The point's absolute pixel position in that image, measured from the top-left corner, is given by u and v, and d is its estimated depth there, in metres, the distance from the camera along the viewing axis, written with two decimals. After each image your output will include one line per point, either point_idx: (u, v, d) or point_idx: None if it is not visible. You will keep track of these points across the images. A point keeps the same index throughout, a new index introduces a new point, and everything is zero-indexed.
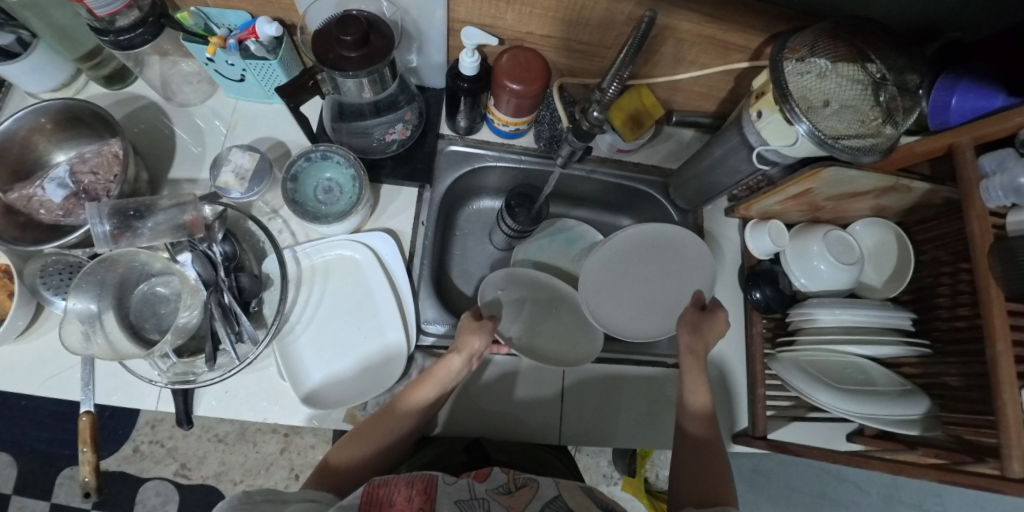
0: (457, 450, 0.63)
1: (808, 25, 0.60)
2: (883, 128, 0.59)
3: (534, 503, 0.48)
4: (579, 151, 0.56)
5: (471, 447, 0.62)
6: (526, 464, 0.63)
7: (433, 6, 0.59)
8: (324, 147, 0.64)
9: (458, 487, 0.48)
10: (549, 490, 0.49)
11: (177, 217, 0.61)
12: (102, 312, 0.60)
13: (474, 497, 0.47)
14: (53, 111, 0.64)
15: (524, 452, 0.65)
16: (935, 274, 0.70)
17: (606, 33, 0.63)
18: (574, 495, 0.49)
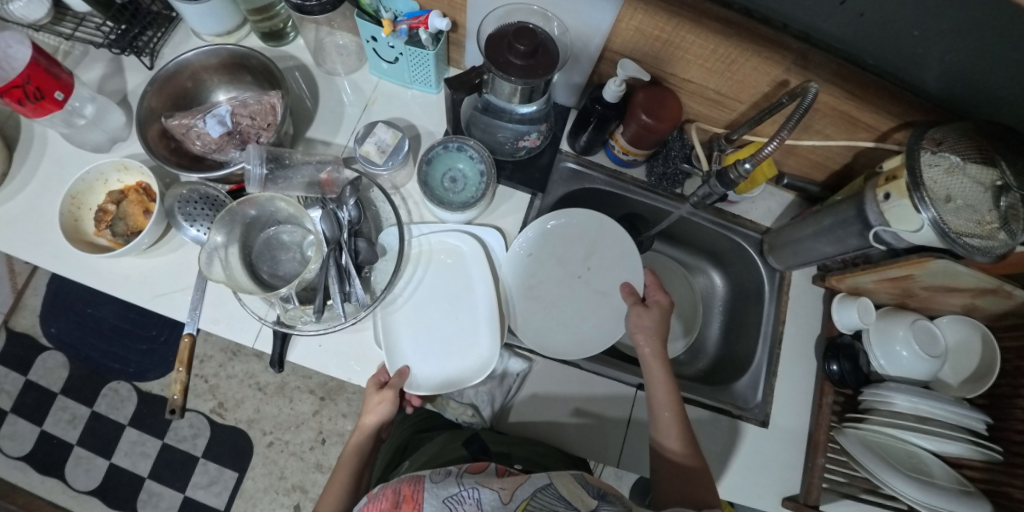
0: (459, 445, 0.64)
1: (944, 122, 0.63)
2: (998, 234, 0.60)
3: (523, 487, 0.48)
4: (713, 195, 0.59)
5: (470, 442, 0.63)
6: (526, 457, 0.62)
7: (595, 32, 0.65)
8: (464, 140, 0.68)
9: (448, 483, 0.50)
10: (540, 479, 0.49)
11: (314, 174, 0.68)
12: (228, 245, 0.65)
13: (462, 486, 0.49)
14: (225, 54, 0.70)
15: (529, 446, 0.64)
16: (1015, 384, 0.70)
17: (747, 88, 0.67)
18: (566, 485, 0.49)
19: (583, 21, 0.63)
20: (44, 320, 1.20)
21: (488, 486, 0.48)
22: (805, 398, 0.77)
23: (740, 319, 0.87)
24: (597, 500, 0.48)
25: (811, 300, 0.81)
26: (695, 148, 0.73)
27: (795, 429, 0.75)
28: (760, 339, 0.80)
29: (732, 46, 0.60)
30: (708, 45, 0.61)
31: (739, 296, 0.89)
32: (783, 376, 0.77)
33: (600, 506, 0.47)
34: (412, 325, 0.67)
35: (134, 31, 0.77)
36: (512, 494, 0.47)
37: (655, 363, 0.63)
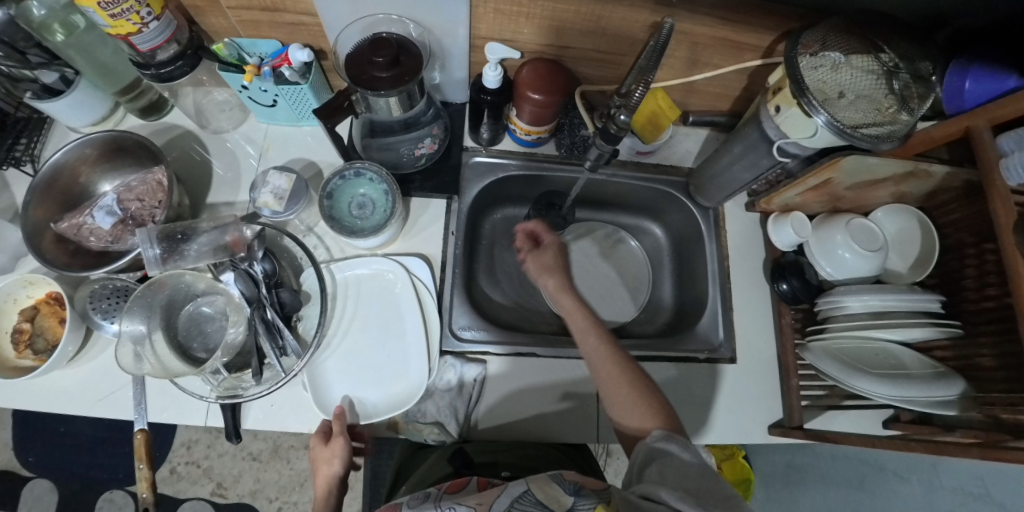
0: (445, 461, 0.65)
1: (820, 22, 0.62)
2: (898, 116, 0.60)
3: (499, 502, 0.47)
4: (606, 153, 0.59)
5: (454, 457, 0.63)
6: (513, 463, 0.64)
7: (456, 24, 0.63)
8: (358, 164, 0.67)
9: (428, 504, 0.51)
10: (517, 486, 0.48)
11: (219, 238, 0.65)
12: (152, 332, 0.62)
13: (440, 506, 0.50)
14: (99, 142, 0.67)
15: (513, 451, 0.65)
16: (959, 257, 0.70)
17: (624, 40, 0.66)
18: (542, 487, 0.47)
19: (441, 17, 0.61)
20: (19, 451, 1.16)
21: (464, 504, 0.48)
22: (766, 323, 0.78)
23: (688, 264, 0.87)
24: (574, 498, 0.45)
25: (749, 227, 0.82)
26: (584, 114, 0.71)
27: (765, 351, 0.76)
28: (709, 279, 0.80)
29: (592, 2, 0.59)
30: (569, 7, 0.60)
31: (683, 241, 0.88)
32: (739, 307, 0.78)
33: (577, 504, 0.44)
34: (340, 355, 0.67)
35: (9, 142, 0.74)
36: (489, 507, 0.47)
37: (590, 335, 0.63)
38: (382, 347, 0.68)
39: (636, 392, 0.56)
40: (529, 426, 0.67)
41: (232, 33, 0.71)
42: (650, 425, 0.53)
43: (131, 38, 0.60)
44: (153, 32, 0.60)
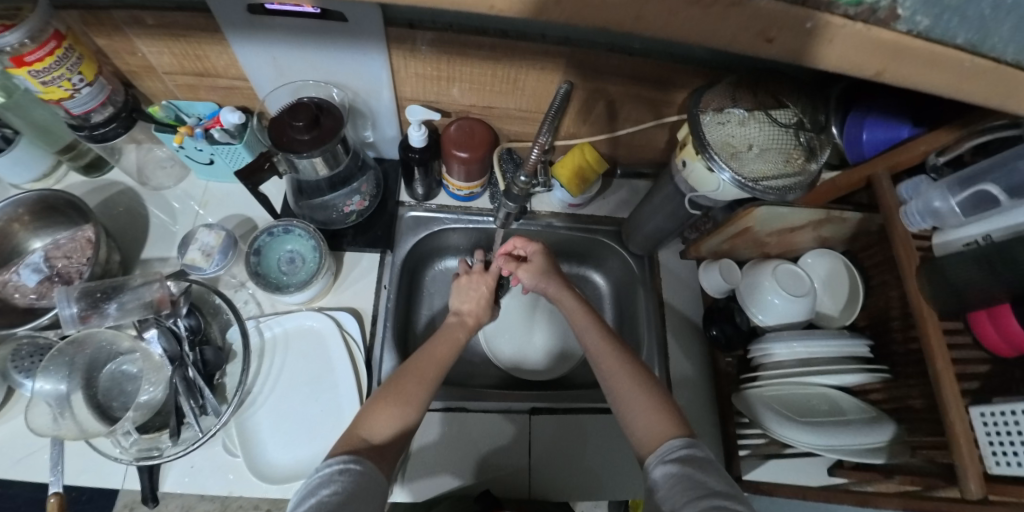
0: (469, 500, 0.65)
1: (720, 79, 0.65)
2: (808, 166, 0.62)
3: None
4: (513, 212, 0.68)
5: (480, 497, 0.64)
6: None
7: (380, 87, 0.67)
8: (287, 221, 0.69)
9: None
10: None
11: (145, 296, 0.64)
12: (71, 392, 0.61)
13: None
14: (30, 202, 0.68)
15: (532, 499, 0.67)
16: (884, 299, 0.71)
17: (544, 99, 0.69)
18: None
19: (364, 80, 0.66)
20: None
21: None
22: (703, 367, 0.81)
23: (628, 309, 0.88)
24: None
25: (683, 272, 0.86)
26: (498, 166, 0.72)
27: (698, 401, 0.79)
28: (645, 324, 0.83)
29: (505, 65, 0.62)
30: (485, 71, 0.64)
31: (623, 288, 0.90)
32: (673, 351, 0.81)
33: None
34: (269, 413, 0.66)
35: None
36: None
37: (596, 339, 0.64)
38: (312, 405, 0.67)
39: (651, 401, 0.55)
40: (502, 476, 0.69)
41: (170, 95, 0.74)
42: (667, 432, 0.52)
43: (63, 103, 0.62)
44: (84, 97, 0.62)
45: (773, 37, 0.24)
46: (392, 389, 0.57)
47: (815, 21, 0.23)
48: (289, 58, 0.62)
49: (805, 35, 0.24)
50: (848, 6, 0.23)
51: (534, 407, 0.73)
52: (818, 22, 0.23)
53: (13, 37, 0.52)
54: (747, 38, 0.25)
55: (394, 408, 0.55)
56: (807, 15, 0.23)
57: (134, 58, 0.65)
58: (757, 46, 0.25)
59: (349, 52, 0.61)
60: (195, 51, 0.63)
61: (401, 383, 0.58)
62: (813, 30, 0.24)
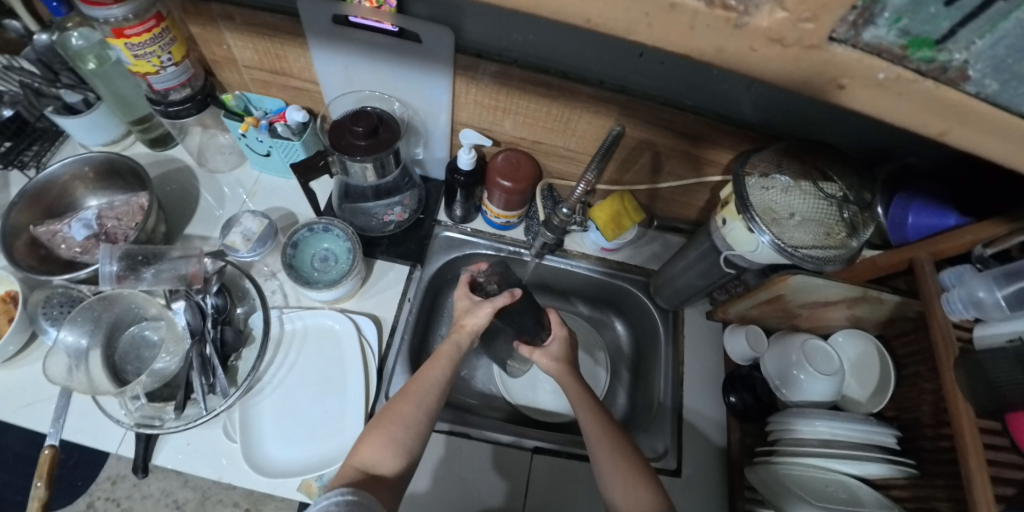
0: None
1: (769, 146, 0.66)
2: (848, 242, 0.61)
3: None
4: (549, 243, 0.68)
5: None
6: None
7: (439, 109, 0.71)
8: (327, 220, 0.72)
9: None
10: None
11: (181, 268, 0.67)
12: (91, 348, 0.63)
13: None
14: (96, 162, 0.72)
15: None
16: (916, 391, 0.68)
17: (591, 142, 0.71)
18: None
19: (425, 100, 0.69)
20: None
21: None
22: (717, 434, 0.77)
23: (646, 362, 0.87)
24: None
25: (707, 333, 0.84)
26: (537, 198, 0.74)
27: (707, 469, 0.75)
28: (662, 379, 0.81)
29: (560, 105, 0.65)
30: (541, 108, 0.67)
31: (643, 339, 0.89)
32: (688, 412, 0.78)
33: None
34: (274, 406, 0.66)
35: (20, 147, 0.78)
36: None
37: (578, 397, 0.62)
38: (318, 406, 0.66)
39: (632, 468, 0.55)
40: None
41: (244, 88, 0.79)
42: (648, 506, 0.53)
43: (148, 77, 0.67)
44: (168, 75, 0.67)
45: (844, 84, 0.22)
46: (382, 415, 0.56)
47: (888, 73, 0.21)
48: (360, 69, 0.67)
49: (874, 88, 0.22)
50: (921, 62, 0.21)
51: (537, 446, 0.71)
52: (890, 74, 0.21)
53: (119, 10, 0.57)
54: (818, 84, 0.23)
55: (382, 434, 0.54)
56: (881, 66, 0.21)
57: (221, 50, 0.70)
58: (826, 92, 0.23)
59: (416, 71, 0.65)
60: (277, 51, 0.67)
61: (390, 407, 0.57)
62: (882, 82, 0.22)
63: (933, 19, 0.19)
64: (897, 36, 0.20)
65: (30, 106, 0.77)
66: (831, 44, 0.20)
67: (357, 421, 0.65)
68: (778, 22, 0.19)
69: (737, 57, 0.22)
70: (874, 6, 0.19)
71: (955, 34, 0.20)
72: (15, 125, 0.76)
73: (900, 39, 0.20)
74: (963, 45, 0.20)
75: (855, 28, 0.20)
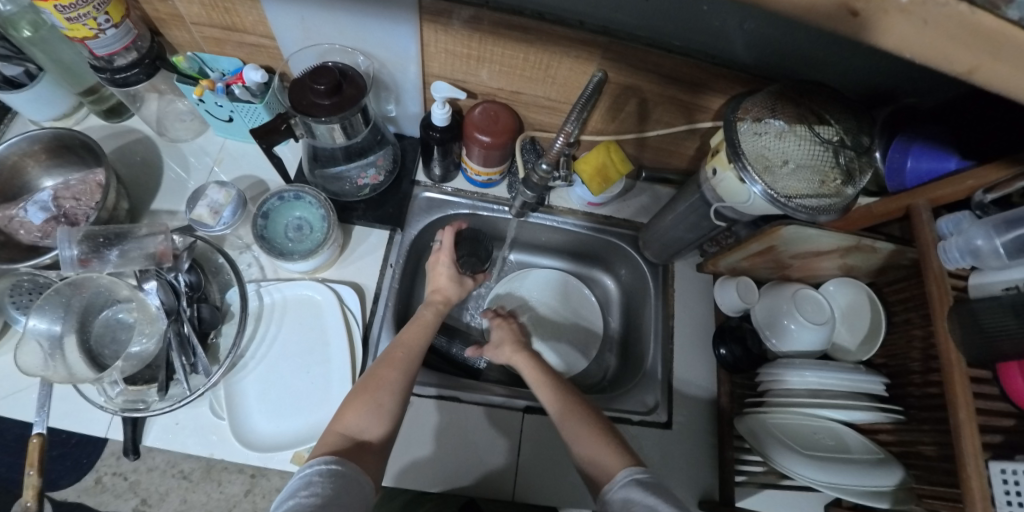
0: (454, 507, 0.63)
1: (763, 88, 0.61)
2: (842, 189, 0.58)
3: None
4: (529, 203, 0.65)
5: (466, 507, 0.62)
6: None
7: (408, 60, 0.65)
8: (299, 188, 0.68)
9: None
10: None
11: (148, 247, 0.64)
12: (63, 335, 0.61)
13: None
14: (45, 138, 0.67)
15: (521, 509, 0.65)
16: (906, 337, 0.68)
17: (573, 90, 0.66)
18: None
19: (392, 51, 0.64)
20: None
21: None
22: (708, 387, 0.78)
23: (636, 318, 0.86)
24: None
25: (698, 288, 0.83)
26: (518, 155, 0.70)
27: (698, 421, 0.75)
28: (652, 335, 0.80)
29: (538, 50, 0.60)
30: (517, 54, 0.61)
31: (633, 296, 0.88)
32: (679, 368, 0.78)
33: None
34: (256, 380, 0.65)
35: None
36: None
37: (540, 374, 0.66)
38: (301, 377, 0.65)
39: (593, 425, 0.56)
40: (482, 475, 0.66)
41: (196, 48, 0.72)
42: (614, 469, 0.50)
43: (86, 42, 0.61)
44: (109, 38, 0.61)
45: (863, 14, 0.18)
46: (365, 381, 0.56)
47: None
48: (318, 20, 0.61)
49: (897, 17, 0.18)
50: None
51: (528, 407, 0.71)
52: None
53: None
54: (826, 13, 0.18)
55: (370, 399, 0.54)
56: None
57: (165, 6, 0.64)
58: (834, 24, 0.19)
59: (381, 20, 0.59)
60: (226, 4, 0.61)
61: (375, 374, 0.57)
62: (908, 8, 0.17)
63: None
64: None
65: None
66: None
67: (343, 391, 0.64)
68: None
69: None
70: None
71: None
72: None
73: None
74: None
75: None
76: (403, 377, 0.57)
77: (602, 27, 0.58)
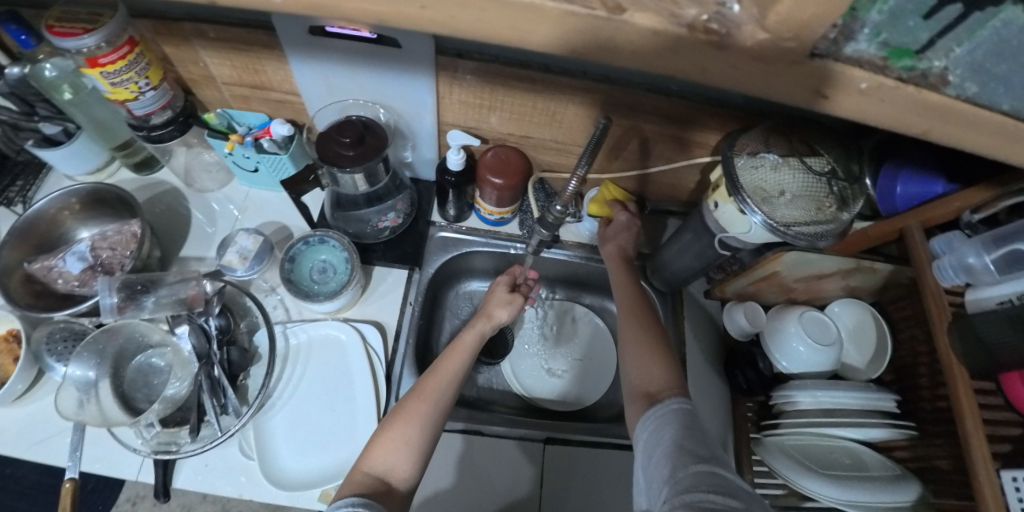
0: None
1: (756, 125, 0.66)
2: (838, 215, 0.62)
3: None
4: (546, 240, 0.67)
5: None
6: None
7: (424, 111, 0.70)
8: (322, 232, 0.72)
9: None
10: None
11: (179, 293, 0.67)
12: (98, 380, 0.63)
13: None
14: (83, 193, 0.71)
15: None
16: (912, 354, 0.70)
17: (577, 131, 0.71)
18: None
19: (409, 103, 0.69)
20: None
21: None
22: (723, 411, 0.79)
23: None
24: None
25: (706, 313, 0.85)
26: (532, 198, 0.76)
27: (715, 446, 0.77)
28: None
29: (545, 98, 0.65)
30: (526, 103, 0.66)
31: None
32: (693, 392, 0.80)
33: None
34: (284, 420, 0.67)
35: None
36: None
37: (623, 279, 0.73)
38: (328, 416, 0.67)
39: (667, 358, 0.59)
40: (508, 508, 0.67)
41: (224, 104, 0.77)
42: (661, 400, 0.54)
43: (127, 104, 0.65)
44: (147, 100, 0.66)
45: (828, 94, 0.23)
46: (395, 415, 0.57)
47: (869, 82, 0.22)
48: (342, 78, 0.66)
49: (858, 96, 0.23)
50: (903, 71, 0.23)
51: (548, 437, 0.72)
52: (872, 82, 0.22)
53: (91, 39, 0.56)
54: (802, 95, 0.23)
55: (397, 433, 0.55)
56: (863, 75, 0.22)
57: (197, 68, 0.69)
58: (811, 102, 0.24)
59: (399, 76, 0.64)
60: (254, 65, 0.66)
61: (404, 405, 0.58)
62: (864, 90, 0.22)
63: (911, 31, 0.21)
64: (877, 47, 0.22)
65: (9, 139, 0.73)
66: (815, 59, 0.21)
67: (369, 427, 0.66)
68: (761, 42, 0.20)
69: (719, 75, 0.22)
70: (854, 22, 0.21)
71: (934, 44, 0.22)
72: None
73: (880, 51, 0.22)
74: (942, 53, 0.22)
75: (836, 43, 0.22)
76: (436, 413, 0.58)
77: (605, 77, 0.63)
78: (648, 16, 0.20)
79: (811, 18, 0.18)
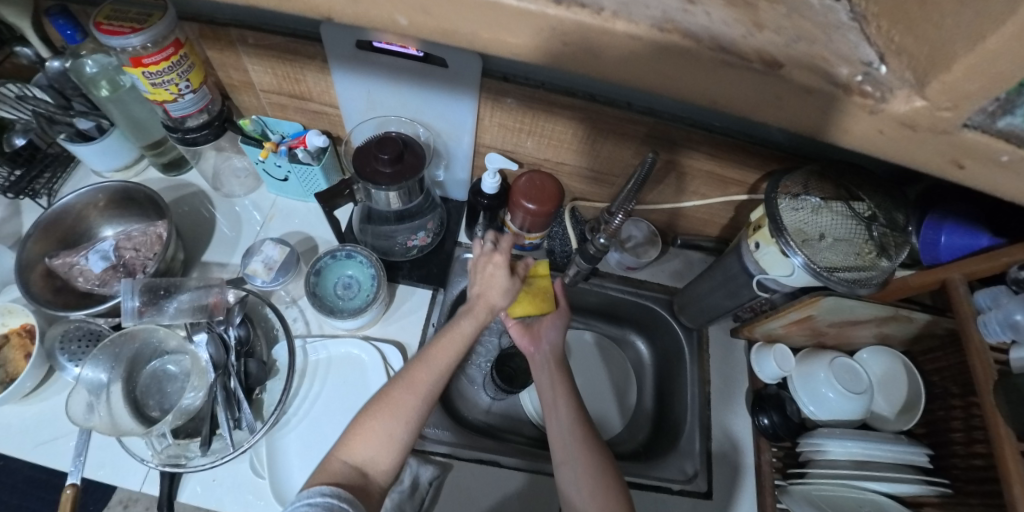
0: None
1: (798, 166, 0.65)
2: (878, 262, 0.60)
3: None
4: (582, 272, 0.68)
5: None
6: None
7: (462, 131, 0.70)
8: (350, 247, 0.70)
9: None
10: None
11: (201, 299, 0.66)
12: (111, 383, 0.61)
13: None
14: (111, 190, 0.70)
15: None
16: (947, 408, 0.68)
17: (614, 163, 0.70)
18: None
19: (449, 123, 0.68)
20: None
21: None
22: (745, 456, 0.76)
23: (668, 381, 0.86)
24: None
25: (731, 351, 0.83)
26: (569, 227, 0.74)
27: (740, 492, 0.73)
28: (687, 399, 0.80)
29: (586, 128, 0.64)
30: (566, 131, 0.66)
31: (664, 359, 0.89)
32: (717, 434, 0.77)
33: None
34: (298, 440, 0.65)
35: (32, 174, 0.73)
36: None
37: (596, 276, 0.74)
38: None
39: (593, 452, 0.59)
40: None
41: (260, 111, 0.77)
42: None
43: (166, 105, 0.64)
44: (186, 102, 0.65)
45: (966, 162, 0.22)
46: (380, 403, 0.56)
47: (1013, 156, 0.21)
48: (383, 94, 0.65)
49: (995, 169, 0.21)
50: None
51: None
52: (1015, 156, 0.21)
53: (137, 39, 0.56)
54: (936, 162, 0.22)
55: (375, 428, 0.54)
56: (1006, 148, 0.20)
57: (239, 74, 0.69)
58: (941, 169, 0.23)
59: (442, 96, 0.64)
60: (296, 75, 0.66)
61: (390, 395, 0.56)
62: (1003, 162, 0.21)
63: None
64: None
65: (42, 132, 0.72)
66: (962, 129, 0.20)
67: None
68: (916, 109, 0.20)
69: (851, 138, 0.23)
70: (1016, 98, 0.20)
71: None
72: (25, 153, 0.71)
73: None
74: None
75: (992, 116, 0.20)
76: (421, 403, 0.57)
77: (647, 112, 0.63)
78: (805, 73, 0.22)
79: (979, 91, 0.18)
